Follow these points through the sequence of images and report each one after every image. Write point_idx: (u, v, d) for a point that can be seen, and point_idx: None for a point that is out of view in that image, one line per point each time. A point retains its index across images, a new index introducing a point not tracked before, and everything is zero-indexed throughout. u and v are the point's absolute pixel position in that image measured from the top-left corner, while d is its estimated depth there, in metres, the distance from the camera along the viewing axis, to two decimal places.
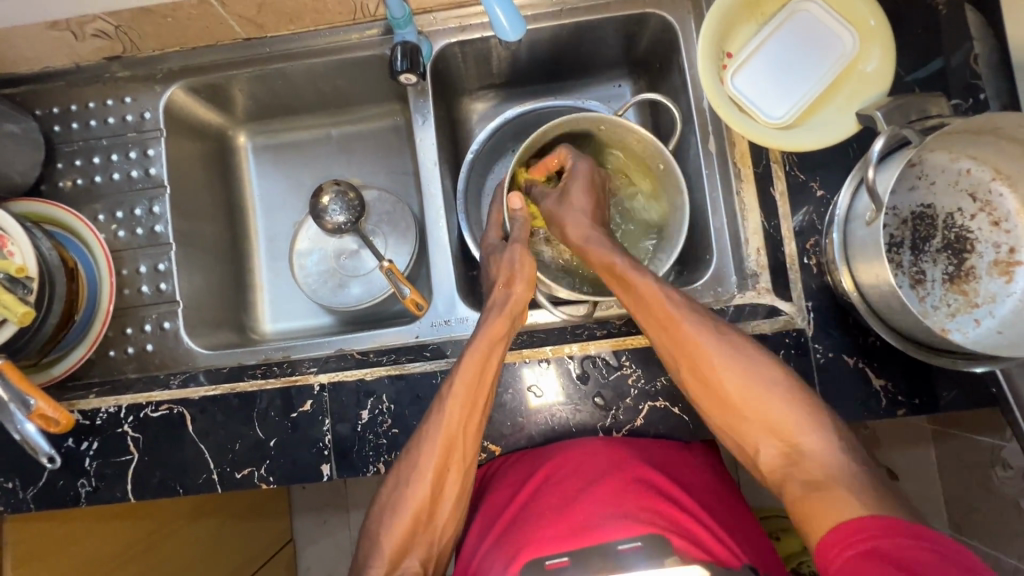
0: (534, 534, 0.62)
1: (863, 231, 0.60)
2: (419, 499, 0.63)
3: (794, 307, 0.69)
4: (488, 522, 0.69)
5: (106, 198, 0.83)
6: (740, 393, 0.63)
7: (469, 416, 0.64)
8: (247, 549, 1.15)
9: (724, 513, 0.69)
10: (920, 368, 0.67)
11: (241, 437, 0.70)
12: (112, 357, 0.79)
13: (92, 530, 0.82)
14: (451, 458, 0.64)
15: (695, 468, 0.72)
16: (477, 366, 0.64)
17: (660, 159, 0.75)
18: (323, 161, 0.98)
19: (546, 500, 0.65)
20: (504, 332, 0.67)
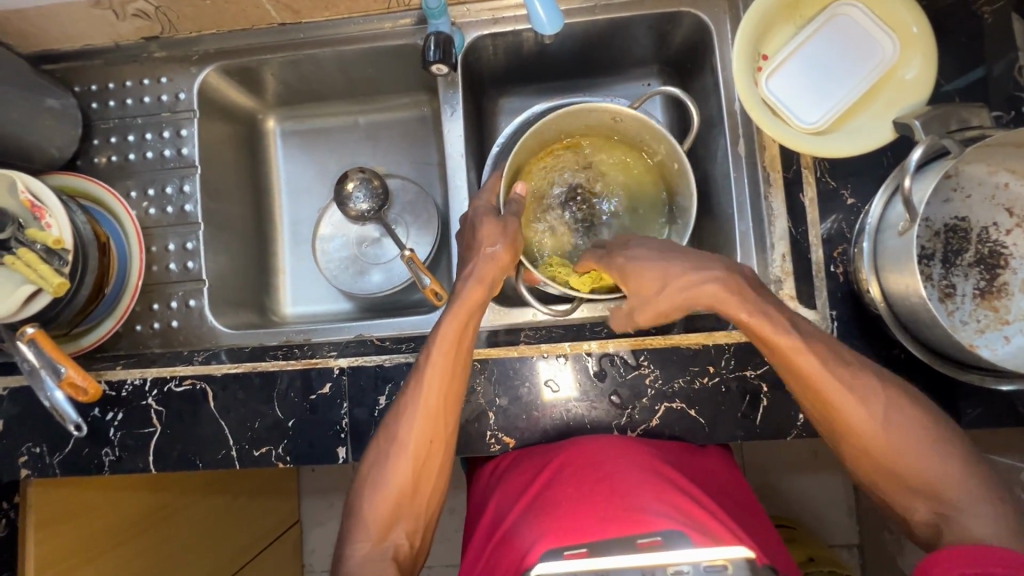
0: (537, 529, 0.60)
1: (895, 239, 0.60)
2: (404, 477, 0.63)
3: (818, 315, 0.68)
4: (500, 511, 0.69)
5: (138, 176, 0.84)
6: (894, 449, 0.59)
7: (445, 393, 0.64)
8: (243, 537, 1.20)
9: (735, 515, 0.68)
10: (945, 384, 0.66)
11: (260, 416, 0.71)
12: (138, 331, 0.81)
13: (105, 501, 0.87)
14: (436, 436, 0.64)
15: (709, 470, 0.71)
16: (456, 333, 0.64)
17: (675, 159, 0.75)
18: (349, 147, 0.99)
19: (557, 488, 0.64)
20: (481, 300, 0.65)
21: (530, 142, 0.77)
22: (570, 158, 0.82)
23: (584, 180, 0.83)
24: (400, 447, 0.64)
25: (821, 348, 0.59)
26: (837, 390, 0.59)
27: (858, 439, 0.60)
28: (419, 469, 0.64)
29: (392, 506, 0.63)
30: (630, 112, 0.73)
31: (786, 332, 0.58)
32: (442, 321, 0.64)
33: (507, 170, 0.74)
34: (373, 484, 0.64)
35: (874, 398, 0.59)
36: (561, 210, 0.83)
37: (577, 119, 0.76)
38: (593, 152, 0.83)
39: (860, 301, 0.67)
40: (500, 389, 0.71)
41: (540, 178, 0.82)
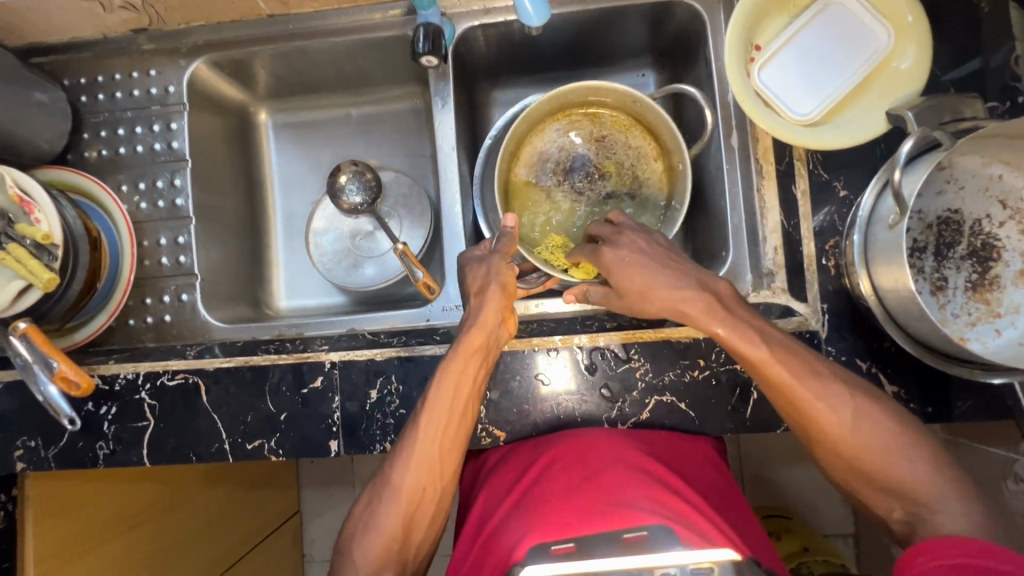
0: (524, 523, 0.61)
1: (885, 232, 0.59)
2: (398, 517, 0.63)
3: (809, 308, 0.68)
4: (487, 510, 0.70)
5: (128, 169, 0.84)
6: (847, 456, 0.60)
7: (443, 439, 0.64)
8: (233, 539, 1.26)
9: (723, 509, 0.69)
10: (937, 377, 0.65)
11: (253, 410, 0.71)
12: (131, 325, 0.81)
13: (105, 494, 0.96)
14: (430, 480, 0.64)
15: (696, 464, 0.72)
16: (453, 379, 0.63)
17: (679, 152, 0.75)
18: (342, 140, 1.00)
19: (545, 486, 0.65)
20: (480, 345, 0.63)
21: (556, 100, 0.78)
22: (587, 126, 0.82)
23: (598, 154, 0.83)
24: (398, 495, 0.63)
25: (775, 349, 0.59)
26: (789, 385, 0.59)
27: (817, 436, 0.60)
28: (412, 514, 0.64)
29: (384, 552, 0.63)
30: (646, 99, 0.74)
31: (742, 325, 0.59)
32: (442, 365, 0.63)
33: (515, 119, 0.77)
34: (368, 522, 0.64)
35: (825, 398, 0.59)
36: (565, 179, 0.83)
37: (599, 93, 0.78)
38: (610, 128, 0.82)
39: (851, 294, 0.67)
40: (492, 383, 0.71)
41: (549, 141, 0.83)
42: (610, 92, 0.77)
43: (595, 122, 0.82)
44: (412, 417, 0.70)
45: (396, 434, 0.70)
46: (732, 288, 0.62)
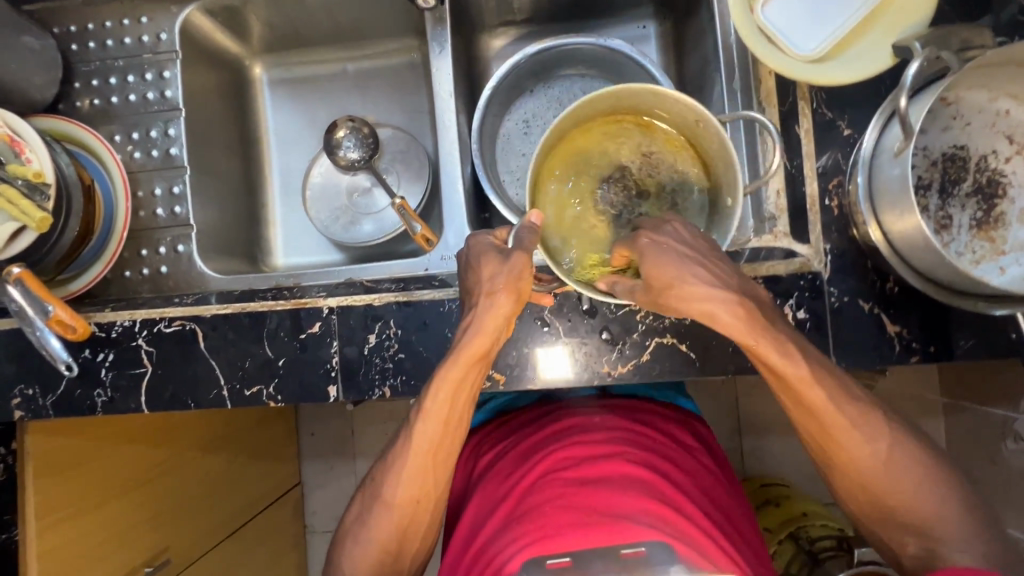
0: (513, 527, 0.62)
1: (892, 170, 0.58)
2: (391, 526, 0.68)
3: (812, 250, 0.67)
4: (478, 514, 0.73)
5: (122, 119, 0.82)
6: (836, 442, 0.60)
7: (433, 452, 0.66)
8: (217, 518, 1.30)
9: (725, 520, 0.69)
10: (939, 316, 0.65)
11: (251, 355, 0.71)
12: (128, 277, 0.80)
13: (110, 455, 1.00)
14: (424, 493, 0.67)
15: (694, 472, 0.73)
16: (450, 388, 0.62)
17: (732, 192, 0.65)
18: (338, 96, 0.99)
19: (539, 495, 0.65)
20: (484, 353, 0.61)
21: (621, 96, 0.65)
22: (635, 136, 0.72)
23: (638, 169, 0.74)
24: (389, 504, 0.67)
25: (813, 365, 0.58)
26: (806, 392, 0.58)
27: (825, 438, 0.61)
28: (403, 526, 0.68)
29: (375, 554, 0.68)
30: (710, 124, 0.62)
31: (783, 352, 0.56)
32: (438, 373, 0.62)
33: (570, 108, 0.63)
34: (360, 524, 0.69)
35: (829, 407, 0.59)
36: (599, 189, 0.73)
37: (661, 100, 0.65)
38: (659, 146, 0.73)
39: (855, 235, 0.66)
40: None
41: (592, 145, 0.72)
42: (677, 109, 0.65)
43: (646, 133, 0.72)
44: (411, 361, 0.69)
45: (396, 379, 0.70)
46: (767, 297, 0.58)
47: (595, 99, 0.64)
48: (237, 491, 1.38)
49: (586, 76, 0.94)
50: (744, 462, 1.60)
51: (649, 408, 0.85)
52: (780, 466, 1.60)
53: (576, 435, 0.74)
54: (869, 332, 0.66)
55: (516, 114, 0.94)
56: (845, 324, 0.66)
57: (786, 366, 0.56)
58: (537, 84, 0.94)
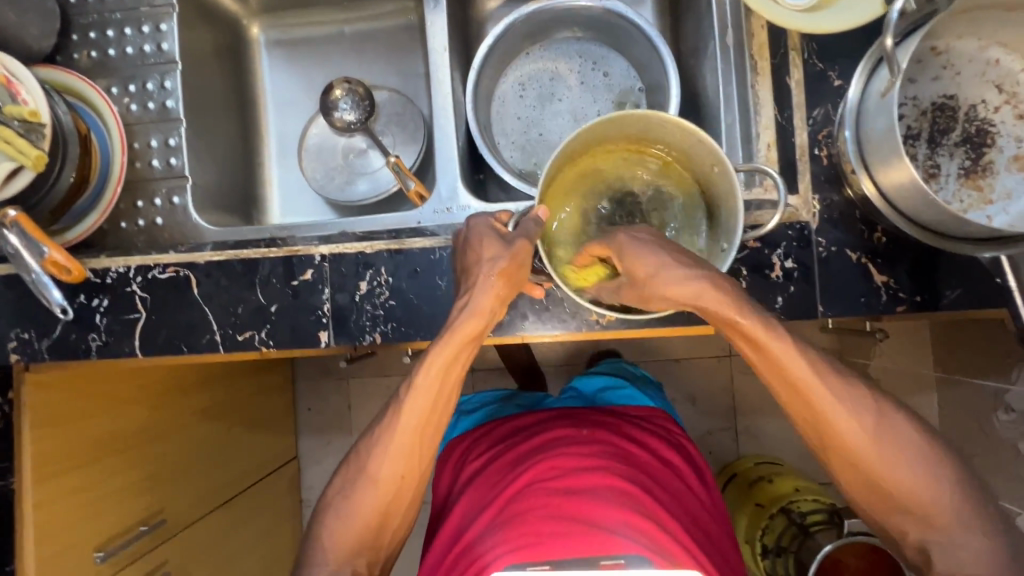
0: (502, 537, 0.68)
1: (878, 125, 0.58)
2: (375, 505, 0.68)
3: (801, 200, 0.68)
4: (465, 517, 0.78)
5: (118, 72, 0.82)
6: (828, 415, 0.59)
7: (420, 433, 0.67)
8: (216, 481, 1.31)
9: (700, 537, 0.75)
10: (925, 265, 0.66)
11: (244, 301, 0.72)
12: (123, 229, 0.81)
13: (111, 408, 1.01)
14: (409, 474, 0.68)
15: (676, 490, 0.79)
16: (440, 372, 0.64)
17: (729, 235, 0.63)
18: (335, 58, 0.99)
19: (528, 501, 0.71)
20: (478, 334, 0.62)
21: (647, 124, 0.63)
22: (652, 168, 0.71)
23: (648, 201, 0.72)
24: (376, 478, 0.68)
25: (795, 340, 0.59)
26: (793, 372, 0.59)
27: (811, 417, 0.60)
28: (385, 507, 0.68)
29: (359, 525, 0.68)
30: (727, 170, 0.59)
31: (780, 337, 0.57)
32: (431, 350, 0.63)
33: (593, 121, 0.60)
34: (338, 502, 0.69)
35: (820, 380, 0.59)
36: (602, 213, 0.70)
37: (681, 134, 0.63)
38: (673, 184, 0.71)
39: (845, 185, 0.67)
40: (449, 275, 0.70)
41: (607, 170, 0.70)
42: (695, 148, 0.63)
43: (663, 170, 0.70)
44: (402, 309, 0.70)
45: (387, 325, 0.70)
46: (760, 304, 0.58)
47: (622, 120, 0.61)
48: (236, 457, 1.39)
49: (582, 39, 0.94)
50: (738, 440, 1.61)
51: (630, 418, 0.90)
52: (772, 444, 1.61)
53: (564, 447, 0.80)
54: (856, 281, 0.66)
55: (512, 76, 0.95)
56: (833, 273, 0.67)
57: (783, 355, 0.58)
58: (532, 47, 0.95)
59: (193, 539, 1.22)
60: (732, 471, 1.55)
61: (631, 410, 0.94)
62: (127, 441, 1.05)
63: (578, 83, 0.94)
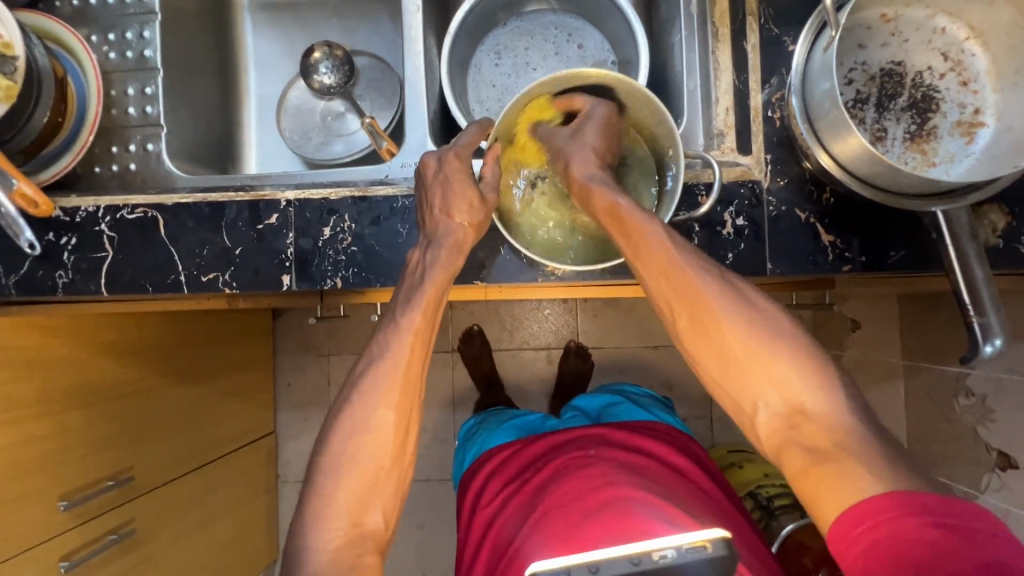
0: (544, 553, 0.67)
1: (822, 85, 0.59)
2: (364, 476, 0.64)
3: (754, 160, 0.70)
4: (504, 547, 0.77)
5: (98, 21, 0.84)
6: (747, 361, 0.61)
7: (403, 402, 0.66)
8: (191, 447, 1.32)
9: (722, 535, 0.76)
10: (873, 225, 0.67)
11: (209, 244, 0.73)
12: (97, 173, 0.83)
13: (82, 362, 1.02)
14: (404, 444, 0.67)
15: (692, 491, 0.81)
16: (427, 319, 0.66)
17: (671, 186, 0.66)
18: (317, 22, 1.01)
19: (560, 503, 0.74)
20: (438, 293, 0.66)
21: (590, 93, 0.71)
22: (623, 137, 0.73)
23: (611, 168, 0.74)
24: (372, 435, 0.65)
25: (708, 272, 0.63)
26: (709, 310, 0.62)
27: (721, 357, 0.62)
28: (379, 477, 0.65)
29: (360, 476, 0.64)
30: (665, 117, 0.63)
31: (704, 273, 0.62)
32: (403, 309, 0.66)
33: (558, 72, 0.65)
34: (324, 482, 0.64)
35: (745, 328, 0.61)
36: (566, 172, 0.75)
37: (629, 97, 0.68)
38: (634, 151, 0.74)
39: (804, 158, 0.68)
40: (407, 224, 0.72)
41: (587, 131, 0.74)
42: (642, 106, 0.67)
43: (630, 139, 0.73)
44: (364, 255, 0.72)
45: (348, 271, 0.72)
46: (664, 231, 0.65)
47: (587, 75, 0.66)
48: (212, 425, 1.40)
49: (558, 11, 0.97)
50: (713, 429, 1.63)
51: (632, 427, 0.94)
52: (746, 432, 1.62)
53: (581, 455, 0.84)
54: (804, 240, 0.68)
55: (488, 45, 0.96)
56: (783, 232, 0.68)
57: (683, 279, 0.62)
58: (509, 18, 0.96)
59: (162, 500, 1.22)
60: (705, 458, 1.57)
61: (634, 421, 0.98)
62: (98, 397, 1.06)
63: (553, 53, 0.96)
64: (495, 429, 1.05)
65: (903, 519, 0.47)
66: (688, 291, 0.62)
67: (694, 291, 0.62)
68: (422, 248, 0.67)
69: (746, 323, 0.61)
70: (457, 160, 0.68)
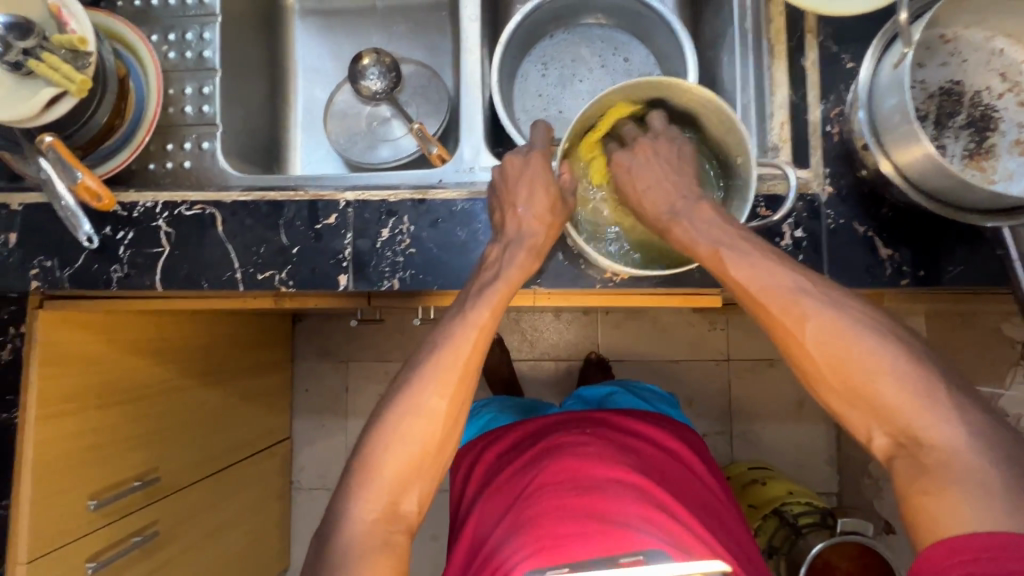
0: (519, 541, 0.67)
1: (891, 100, 0.60)
2: (406, 461, 0.63)
3: (812, 173, 0.71)
4: (485, 528, 0.78)
5: (158, 21, 0.85)
6: (835, 357, 0.59)
7: (454, 396, 0.65)
8: (213, 449, 1.31)
9: (716, 531, 0.77)
10: (930, 240, 0.68)
11: (266, 242, 0.73)
12: (151, 170, 0.83)
13: (116, 359, 1.01)
14: (451, 435, 0.65)
15: (687, 484, 0.82)
16: (489, 314, 0.66)
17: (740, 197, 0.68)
18: (365, 29, 1.03)
19: (543, 500, 0.72)
20: (508, 290, 0.67)
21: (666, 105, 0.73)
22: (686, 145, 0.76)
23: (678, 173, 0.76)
24: (421, 418, 0.64)
25: (779, 264, 0.62)
26: (786, 304, 0.61)
27: (812, 356, 0.60)
28: (424, 462, 0.64)
29: (404, 471, 0.63)
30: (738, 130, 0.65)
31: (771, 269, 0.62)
32: (471, 304, 0.66)
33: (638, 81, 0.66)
34: (370, 461, 0.63)
35: (828, 321, 0.59)
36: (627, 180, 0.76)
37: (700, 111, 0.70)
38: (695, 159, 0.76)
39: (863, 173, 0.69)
40: (464, 226, 0.73)
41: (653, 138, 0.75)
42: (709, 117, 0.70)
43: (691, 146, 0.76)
44: (421, 257, 0.72)
45: (405, 272, 0.72)
46: (715, 208, 0.66)
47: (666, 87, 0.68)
48: (233, 427, 1.39)
49: (605, 26, 0.98)
50: (733, 445, 1.62)
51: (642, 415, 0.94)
52: (766, 449, 1.61)
53: (570, 447, 0.81)
54: (862, 253, 0.69)
55: (536, 56, 0.97)
56: (840, 245, 0.69)
57: (745, 275, 0.62)
58: (557, 30, 0.98)
59: (184, 503, 1.21)
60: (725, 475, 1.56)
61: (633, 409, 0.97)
62: (131, 395, 1.05)
63: (599, 66, 0.97)
64: (499, 411, 1.04)
65: (1007, 562, 0.46)
66: (752, 283, 0.62)
67: (759, 279, 0.62)
68: (501, 247, 0.68)
69: (829, 320, 0.59)
70: (540, 158, 0.71)
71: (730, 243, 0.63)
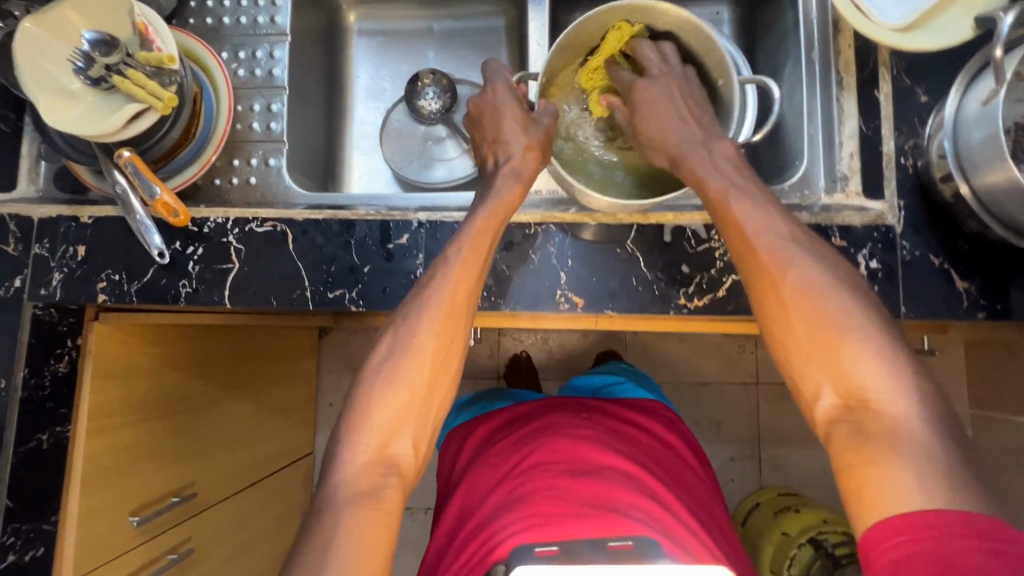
0: (510, 517, 0.67)
1: (978, 134, 0.60)
2: (392, 413, 0.61)
3: (886, 205, 0.71)
4: (472, 499, 0.77)
5: (229, 39, 0.87)
6: (808, 298, 0.57)
7: (440, 357, 0.64)
8: (242, 463, 1.28)
9: (702, 520, 0.75)
10: (1006, 274, 0.68)
11: (337, 260, 0.73)
12: (217, 185, 0.83)
13: (157, 371, 0.97)
14: (437, 381, 0.64)
15: (676, 475, 0.80)
16: (473, 263, 0.66)
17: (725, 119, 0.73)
18: (421, 50, 1.04)
19: (535, 480, 0.72)
20: (492, 227, 0.67)
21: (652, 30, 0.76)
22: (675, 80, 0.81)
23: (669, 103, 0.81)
24: (407, 368, 0.62)
25: (767, 212, 0.61)
26: (767, 247, 0.59)
27: (787, 303, 0.58)
28: (411, 401, 0.62)
29: (399, 412, 0.61)
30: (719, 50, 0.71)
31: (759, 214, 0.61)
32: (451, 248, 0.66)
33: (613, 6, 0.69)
34: (358, 408, 0.61)
35: (804, 261, 0.58)
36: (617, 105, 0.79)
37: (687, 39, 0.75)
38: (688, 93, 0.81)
39: (940, 205, 0.69)
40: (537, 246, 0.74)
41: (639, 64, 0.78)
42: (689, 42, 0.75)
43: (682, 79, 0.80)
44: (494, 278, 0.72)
45: None
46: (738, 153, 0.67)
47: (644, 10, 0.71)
48: (260, 441, 1.36)
49: None
50: (762, 470, 1.60)
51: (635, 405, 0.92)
52: (796, 476, 1.59)
53: (566, 428, 0.80)
54: (939, 285, 0.69)
55: None
56: (917, 277, 0.69)
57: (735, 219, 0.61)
58: None
59: (213, 518, 1.18)
60: (755, 501, 1.53)
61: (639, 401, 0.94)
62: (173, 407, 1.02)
63: None
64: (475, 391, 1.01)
65: (951, 539, 0.43)
66: (745, 227, 0.61)
67: (753, 221, 0.61)
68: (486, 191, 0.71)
69: (806, 262, 0.58)
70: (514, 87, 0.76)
71: (739, 186, 0.63)
